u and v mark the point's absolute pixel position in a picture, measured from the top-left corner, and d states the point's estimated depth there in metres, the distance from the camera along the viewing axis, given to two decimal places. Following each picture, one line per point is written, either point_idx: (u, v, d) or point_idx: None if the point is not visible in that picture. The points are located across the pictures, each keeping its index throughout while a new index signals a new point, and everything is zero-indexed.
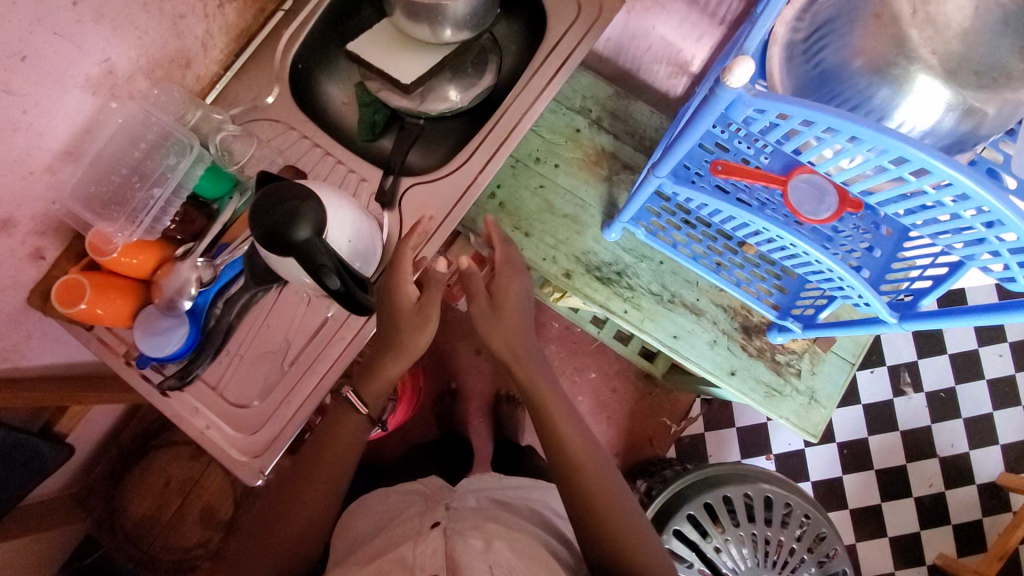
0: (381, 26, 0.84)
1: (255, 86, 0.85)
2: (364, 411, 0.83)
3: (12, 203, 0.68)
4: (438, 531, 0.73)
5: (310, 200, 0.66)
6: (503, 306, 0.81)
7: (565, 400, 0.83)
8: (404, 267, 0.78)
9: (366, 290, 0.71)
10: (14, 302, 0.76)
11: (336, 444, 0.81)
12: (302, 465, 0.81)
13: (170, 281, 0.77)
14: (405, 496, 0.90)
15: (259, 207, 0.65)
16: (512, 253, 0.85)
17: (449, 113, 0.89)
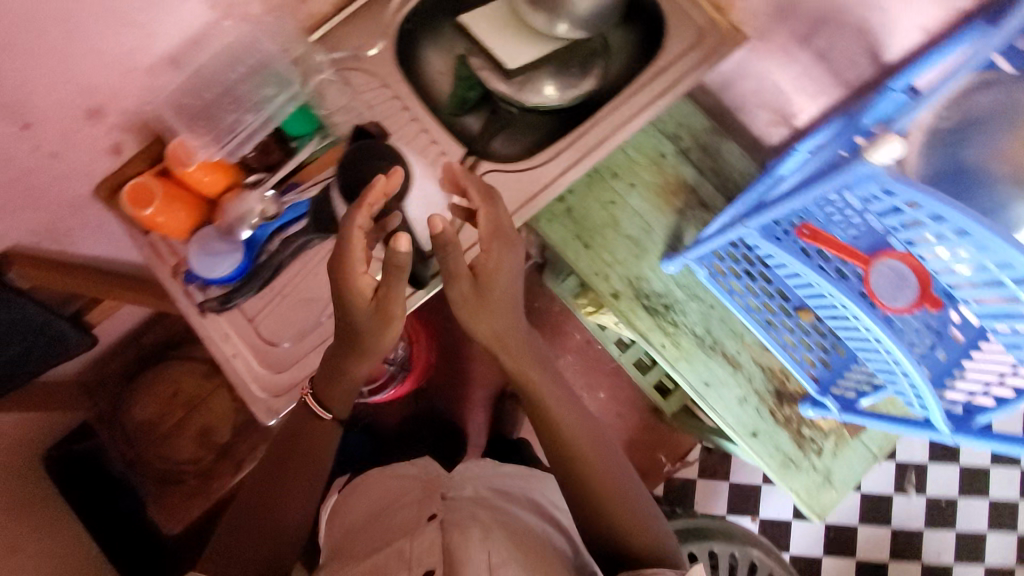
0: (497, 6, 0.85)
1: (361, 36, 0.83)
2: (327, 417, 0.76)
3: (106, 91, 0.68)
4: (435, 523, 0.72)
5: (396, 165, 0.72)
6: (491, 291, 0.70)
7: (580, 417, 0.79)
8: (354, 254, 0.62)
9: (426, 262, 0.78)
10: (81, 189, 0.77)
11: (317, 442, 0.77)
12: (272, 463, 0.77)
13: (235, 207, 0.77)
14: (403, 485, 0.90)
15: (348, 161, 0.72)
16: (501, 220, 0.72)
17: (541, 108, 0.87)
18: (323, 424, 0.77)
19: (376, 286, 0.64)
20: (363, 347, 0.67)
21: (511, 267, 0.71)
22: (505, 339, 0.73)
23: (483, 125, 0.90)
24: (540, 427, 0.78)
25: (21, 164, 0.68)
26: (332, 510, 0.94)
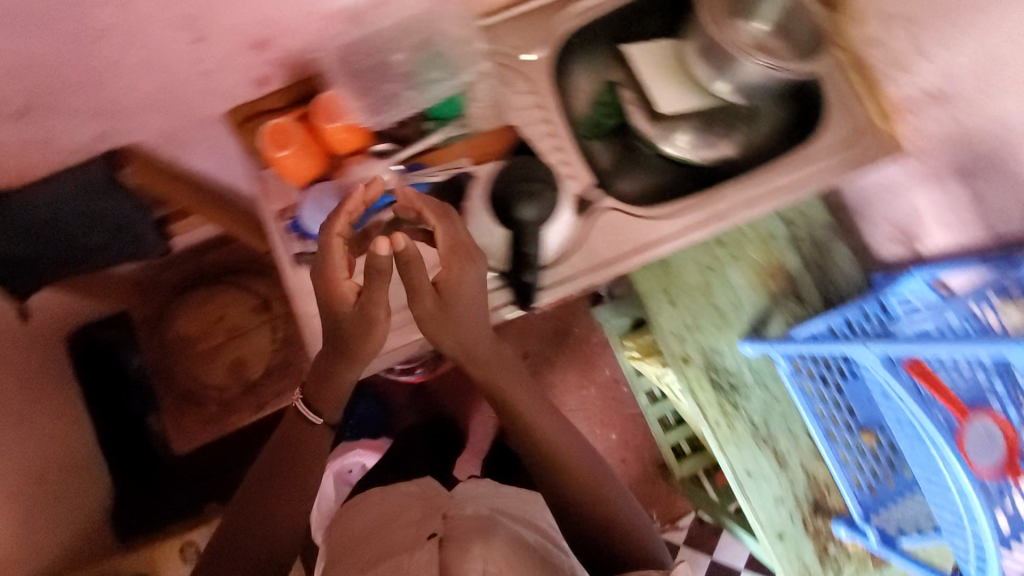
0: (662, 46, 0.86)
1: (524, 39, 0.83)
2: (317, 421, 0.77)
3: (281, 26, 0.67)
4: (433, 540, 0.72)
5: (555, 192, 0.77)
6: (457, 306, 0.68)
7: (571, 443, 0.82)
8: (333, 259, 0.64)
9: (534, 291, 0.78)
10: (217, 108, 0.77)
11: (313, 447, 0.78)
12: (256, 497, 0.77)
13: (360, 171, 0.76)
14: (403, 501, 0.90)
15: (513, 171, 0.77)
16: (460, 233, 0.67)
17: (674, 157, 0.88)
18: (316, 430, 0.78)
19: (356, 294, 0.65)
20: (354, 353, 0.68)
21: (478, 278, 0.68)
22: (469, 349, 0.73)
23: (615, 163, 0.90)
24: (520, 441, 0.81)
25: (176, 72, 0.67)
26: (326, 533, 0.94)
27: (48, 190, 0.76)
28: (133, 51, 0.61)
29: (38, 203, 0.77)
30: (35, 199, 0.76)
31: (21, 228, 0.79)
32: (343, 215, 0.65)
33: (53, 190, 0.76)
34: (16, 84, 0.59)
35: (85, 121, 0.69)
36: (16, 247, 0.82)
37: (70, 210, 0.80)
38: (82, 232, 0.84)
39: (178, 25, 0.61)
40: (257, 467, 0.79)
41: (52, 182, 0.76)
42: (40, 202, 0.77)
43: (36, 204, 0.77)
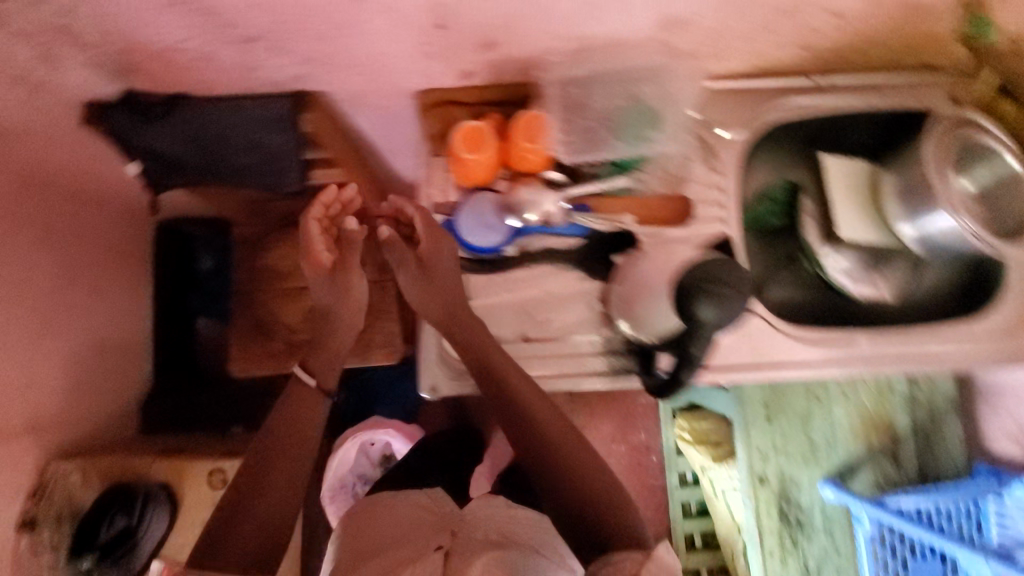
0: (860, 168, 0.83)
1: (729, 114, 0.79)
2: (312, 382, 0.91)
3: (515, 37, 0.67)
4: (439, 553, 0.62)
5: (743, 296, 0.57)
6: (434, 271, 0.78)
7: (554, 411, 0.76)
8: (314, 240, 0.90)
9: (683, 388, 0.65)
10: (412, 84, 0.77)
11: (307, 415, 0.88)
12: (254, 485, 0.79)
13: (527, 195, 0.75)
14: (417, 516, 0.81)
15: (697, 268, 0.58)
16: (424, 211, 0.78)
17: (830, 279, 0.86)
18: (311, 394, 0.91)
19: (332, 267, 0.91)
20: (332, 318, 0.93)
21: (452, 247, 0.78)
22: (456, 311, 0.77)
23: (766, 267, 0.86)
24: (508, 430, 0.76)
25: (399, 45, 0.67)
26: (336, 533, 0.85)
27: (230, 116, 0.78)
28: (377, 18, 0.62)
29: (215, 123, 0.78)
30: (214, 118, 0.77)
31: (189, 138, 0.81)
32: (320, 208, 0.90)
33: (234, 119, 0.78)
34: (263, 16, 0.60)
35: (297, 62, 0.70)
36: (178, 154, 0.84)
37: (236, 131, 0.80)
38: (236, 157, 0.85)
39: (429, 8, 0.61)
40: (251, 454, 0.82)
41: (237, 112, 0.77)
42: (217, 122, 0.78)
43: (214, 124, 0.78)
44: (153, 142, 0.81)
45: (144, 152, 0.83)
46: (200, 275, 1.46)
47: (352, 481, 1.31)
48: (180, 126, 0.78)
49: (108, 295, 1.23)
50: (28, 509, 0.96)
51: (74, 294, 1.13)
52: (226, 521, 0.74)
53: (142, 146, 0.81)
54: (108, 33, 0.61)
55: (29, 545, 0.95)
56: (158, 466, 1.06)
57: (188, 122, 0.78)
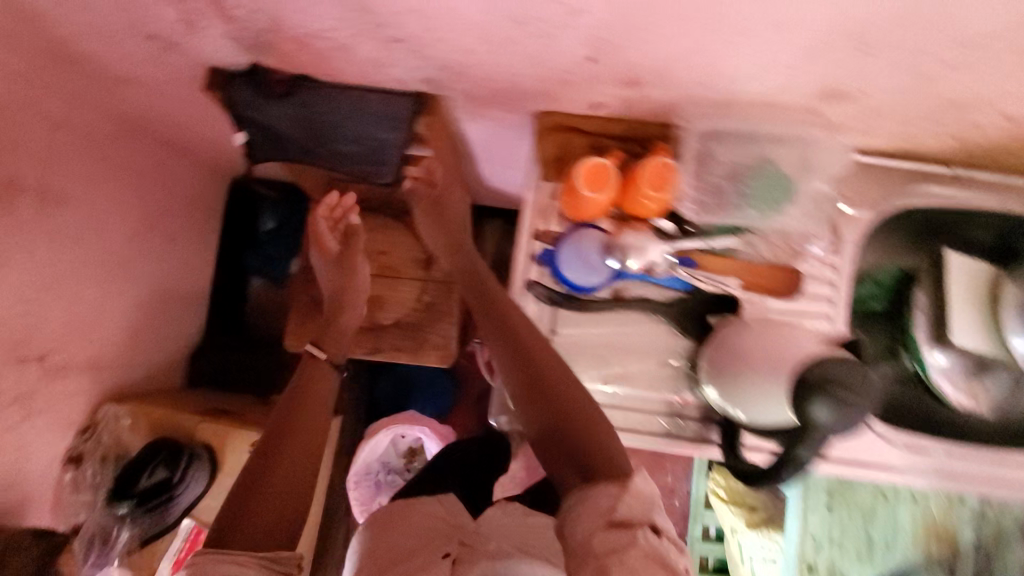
0: (982, 271, 0.77)
1: (862, 190, 0.75)
2: (319, 352, 1.02)
3: (664, 80, 0.63)
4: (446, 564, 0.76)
5: (867, 412, 0.54)
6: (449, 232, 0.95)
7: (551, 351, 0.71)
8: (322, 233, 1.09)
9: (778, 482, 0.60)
10: (537, 104, 0.74)
11: (320, 389, 0.99)
12: (272, 455, 0.86)
13: (636, 241, 0.72)
14: (433, 521, 0.85)
15: (817, 366, 0.55)
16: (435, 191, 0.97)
17: (930, 384, 0.80)
18: (319, 364, 1.01)
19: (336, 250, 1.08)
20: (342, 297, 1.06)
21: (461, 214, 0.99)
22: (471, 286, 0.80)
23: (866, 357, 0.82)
24: (501, 364, 0.71)
25: (541, 68, 0.65)
26: (361, 529, 0.85)
27: (352, 105, 0.78)
28: (531, 42, 0.59)
29: (334, 108, 0.79)
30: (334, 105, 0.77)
31: (304, 117, 0.81)
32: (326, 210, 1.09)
33: (354, 108, 0.78)
34: (417, 21, 0.58)
35: (431, 66, 0.68)
36: (288, 130, 0.84)
37: (347, 118, 0.80)
38: (340, 142, 0.86)
39: (588, 42, 0.58)
40: (269, 428, 0.90)
41: (360, 103, 0.78)
42: (336, 108, 0.79)
43: (332, 109, 0.79)
44: (268, 119, 0.81)
45: (260, 124, 0.83)
46: (261, 236, 1.43)
47: (377, 469, 1.31)
48: (300, 106, 0.79)
49: (178, 244, 1.25)
50: (75, 445, 1.00)
51: (149, 240, 1.15)
52: (250, 487, 0.81)
53: (259, 115, 0.81)
54: (258, 10, 0.60)
55: (72, 481, 0.99)
56: (204, 428, 1.08)
57: (308, 104, 0.78)
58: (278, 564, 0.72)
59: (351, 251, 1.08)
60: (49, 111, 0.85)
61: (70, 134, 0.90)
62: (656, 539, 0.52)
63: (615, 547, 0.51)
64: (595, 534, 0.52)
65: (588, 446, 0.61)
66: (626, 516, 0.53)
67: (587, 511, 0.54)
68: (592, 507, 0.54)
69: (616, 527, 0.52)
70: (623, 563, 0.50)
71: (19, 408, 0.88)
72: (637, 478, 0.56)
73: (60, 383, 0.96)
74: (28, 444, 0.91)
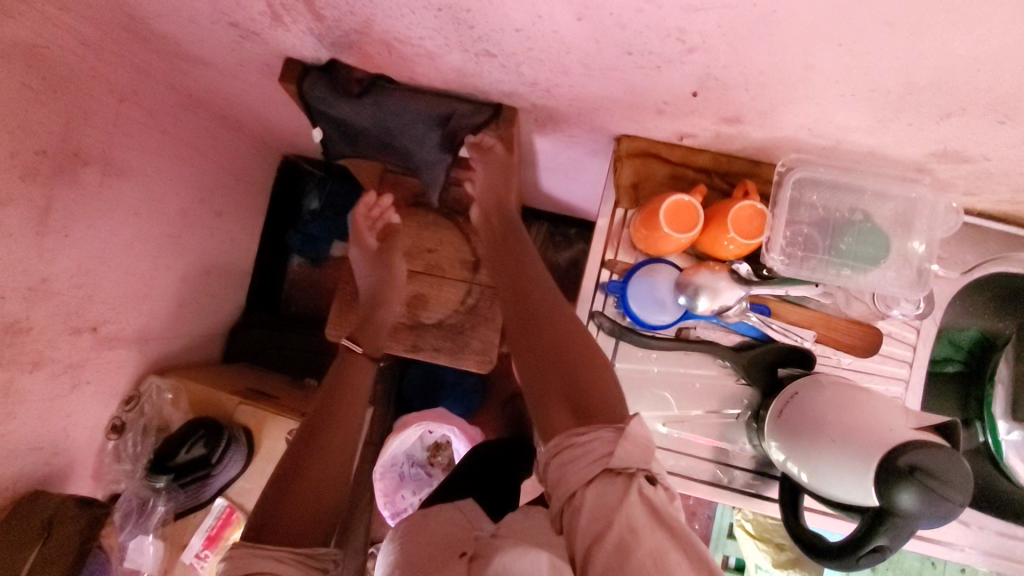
0: None
1: (956, 252, 0.72)
2: (358, 349, 0.99)
3: (767, 122, 0.60)
4: (464, 562, 0.70)
5: (959, 505, 0.51)
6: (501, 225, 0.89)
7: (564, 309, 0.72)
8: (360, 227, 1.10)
9: (857, 563, 0.57)
10: (620, 128, 0.71)
11: (356, 380, 0.95)
12: (306, 444, 0.80)
13: (711, 282, 0.68)
14: (458, 527, 0.81)
15: (910, 449, 0.52)
16: (493, 163, 0.84)
17: (1005, 462, 0.74)
18: (359, 358, 0.99)
19: (372, 246, 1.10)
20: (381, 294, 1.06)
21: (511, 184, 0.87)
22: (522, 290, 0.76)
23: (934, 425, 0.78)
24: (519, 334, 0.72)
25: (635, 97, 0.61)
26: (390, 535, 0.81)
27: (426, 109, 0.75)
28: (634, 72, 0.56)
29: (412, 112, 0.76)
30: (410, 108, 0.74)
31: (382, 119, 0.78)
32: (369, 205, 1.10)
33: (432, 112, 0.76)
34: (517, 40, 0.55)
35: (517, 81, 0.65)
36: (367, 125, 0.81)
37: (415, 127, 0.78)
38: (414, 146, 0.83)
39: (696, 79, 0.55)
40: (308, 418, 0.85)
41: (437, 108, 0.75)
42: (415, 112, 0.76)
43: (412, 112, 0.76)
44: (341, 117, 0.79)
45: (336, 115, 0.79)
46: (305, 215, 1.44)
47: (401, 461, 1.30)
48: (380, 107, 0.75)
49: (228, 220, 1.25)
50: (118, 415, 1.03)
51: (201, 215, 1.15)
52: (287, 478, 0.75)
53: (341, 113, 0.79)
54: (350, 12, 0.58)
55: (114, 450, 1.04)
56: (243, 410, 1.11)
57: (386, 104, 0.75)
58: (312, 560, 0.67)
59: (391, 250, 1.09)
60: (120, 86, 0.84)
61: (138, 109, 0.90)
62: (650, 489, 0.52)
63: (609, 499, 0.52)
64: (590, 483, 0.53)
65: (591, 397, 0.61)
66: (621, 463, 0.54)
67: (583, 455, 0.55)
68: (588, 451, 0.55)
69: (610, 472, 0.53)
70: (615, 507, 0.51)
71: (69, 376, 0.91)
72: (636, 425, 0.56)
73: (109, 352, 0.99)
74: (76, 410, 0.95)
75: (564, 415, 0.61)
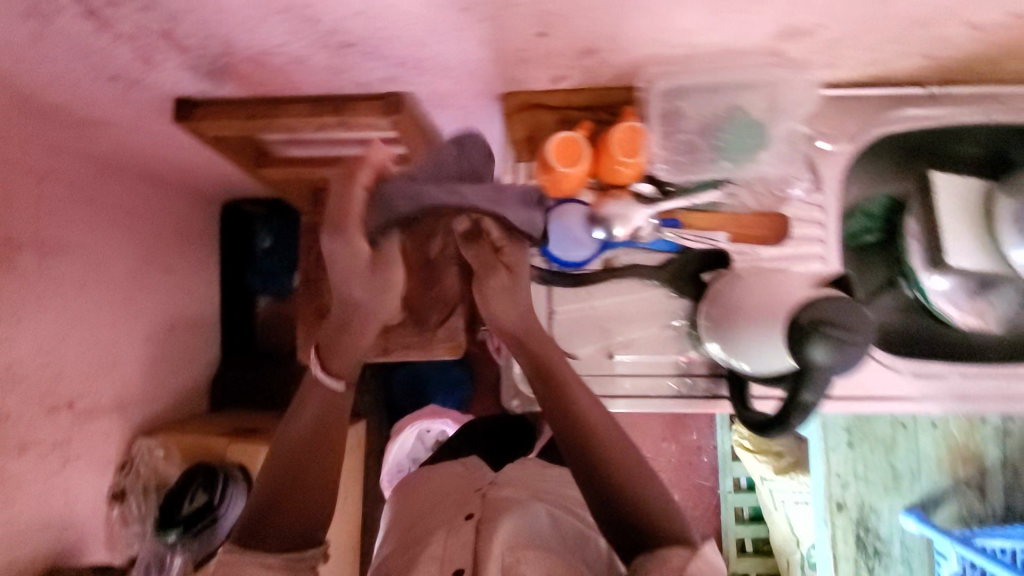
0: (974, 185, 0.76)
1: (838, 125, 0.75)
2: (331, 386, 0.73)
3: (618, 45, 0.63)
4: (470, 524, 0.70)
5: (866, 342, 0.54)
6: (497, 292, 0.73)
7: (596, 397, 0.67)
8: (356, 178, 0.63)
9: (791, 426, 0.59)
10: (500, 87, 0.74)
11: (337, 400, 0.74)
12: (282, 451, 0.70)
13: (618, 207, 0.72)
14: (454, 481, 0.86)
15: (809, 308, 0.54)
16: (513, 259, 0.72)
17: (935, 310, 0.78)
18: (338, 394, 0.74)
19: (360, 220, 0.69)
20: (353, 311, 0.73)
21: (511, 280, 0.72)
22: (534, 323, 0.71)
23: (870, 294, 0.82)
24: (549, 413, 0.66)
25: (495, 52, 0.64)
26: (393, 500, 0.89)
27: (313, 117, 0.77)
28: (480, 26, 0.59)
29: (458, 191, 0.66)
30: (306, 119, 0.76)
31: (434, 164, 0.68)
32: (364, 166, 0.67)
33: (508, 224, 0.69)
34: (364, 23, 0.58)
35: (387, 65, 0.67)
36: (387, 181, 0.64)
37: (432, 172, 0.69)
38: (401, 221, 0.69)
39: (536, 19, 0.57)
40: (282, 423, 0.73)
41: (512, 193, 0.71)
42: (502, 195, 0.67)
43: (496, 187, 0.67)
44: None
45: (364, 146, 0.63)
46: (258, 255, 1.47)
47: (408, 465, 1.31)
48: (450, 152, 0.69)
49: (179, 276, 1.28)
50: (116, 482, 1.07)
51: (148, 275, 1.17)
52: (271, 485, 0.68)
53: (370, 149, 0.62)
54: (208, 37, 0.60)
55: (120, 516, 1.07)
56: (235, 448, 1.13)
57: (447, 162, 0.68)
58: (302, 562, 0.64)
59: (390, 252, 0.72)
60: (32, 167, 0.87)
61: (55, 185, 0.92)
62: None
63: None
64: None
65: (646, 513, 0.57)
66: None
67: (661, 566, 0.52)
68: (665, 564, 0.52)
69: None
70: None
71: (57, 455, 0.93)
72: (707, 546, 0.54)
73: (90, 425, 1.01)
74: (71, 487, 0.97)
75: (625, 533, 0.57)
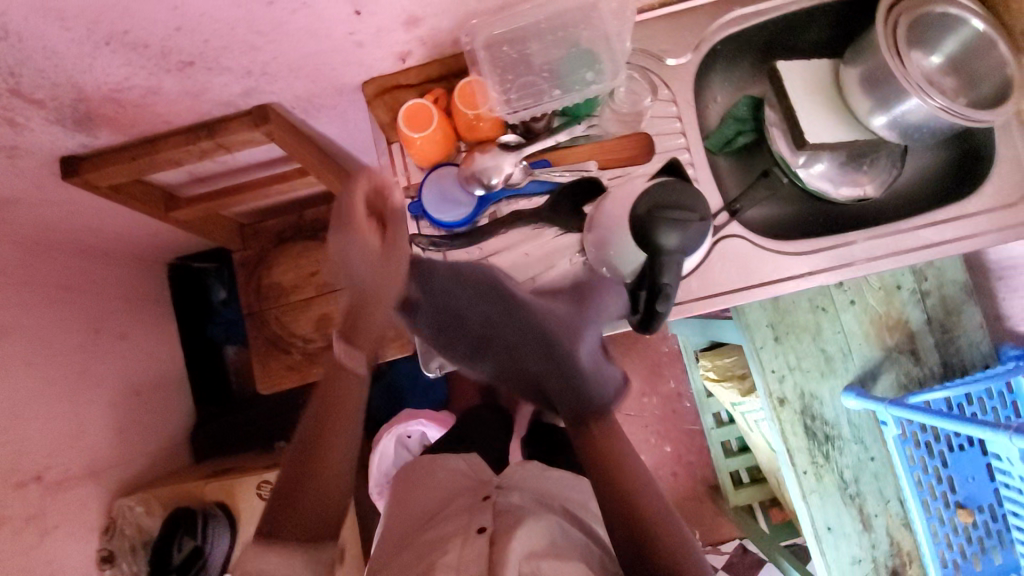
0: (816, 67, 0.80)
1: (673, 40, 0.79)
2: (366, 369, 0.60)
3: (435, 8, 0.67)
4: (484, 536, 0.65)
5: (703, 222, 0.63)
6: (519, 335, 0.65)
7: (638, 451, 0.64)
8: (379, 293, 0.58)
9: (662, 314, 0.63)
10: (354, 77, 0.78)
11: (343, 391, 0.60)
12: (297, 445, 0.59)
13: (483, 161, 0.75)
14: (457, 483, 0.88)
15: (645, 199, 0.62)
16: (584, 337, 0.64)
17: (813, 192, 0.81)
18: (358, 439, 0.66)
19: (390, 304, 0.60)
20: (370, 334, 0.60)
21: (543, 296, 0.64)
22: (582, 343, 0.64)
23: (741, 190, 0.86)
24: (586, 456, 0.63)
25: (328, 41, 0.68)
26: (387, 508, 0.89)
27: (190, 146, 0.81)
28: (299, 18, 0.63)
29: (550, 349, 0.65)
30: (184, 148, 0.80)
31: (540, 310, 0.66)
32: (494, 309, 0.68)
33: (593, 394, 0.64)
34: (191, 37, 0.62)
35: (237, 77, 0.71)
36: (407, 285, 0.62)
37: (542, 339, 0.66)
38: (464, 358, 0.72)
39: None
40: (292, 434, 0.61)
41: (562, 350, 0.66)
42: (583, 314, 0.67)
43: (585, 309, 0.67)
44: None
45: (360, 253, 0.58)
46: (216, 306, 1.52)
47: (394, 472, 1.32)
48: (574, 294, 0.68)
49: (136, 339, 1.31)
50: (103, 546, 1.09)
51: (103, 343, 1.20)
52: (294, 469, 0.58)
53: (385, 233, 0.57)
54: (56, 85, 0.64)
55: None
56: (212, 487, 1.18)
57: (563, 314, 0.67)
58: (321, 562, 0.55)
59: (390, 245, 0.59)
60: None
61: None
62: None
63: None
64: None
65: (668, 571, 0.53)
66: None
67: None
68: None
69: None
70: None
71: (36, 527, 0.95)
72: None
73: (66, 493, 1.03)
74: (57, 556, 0.99)
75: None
